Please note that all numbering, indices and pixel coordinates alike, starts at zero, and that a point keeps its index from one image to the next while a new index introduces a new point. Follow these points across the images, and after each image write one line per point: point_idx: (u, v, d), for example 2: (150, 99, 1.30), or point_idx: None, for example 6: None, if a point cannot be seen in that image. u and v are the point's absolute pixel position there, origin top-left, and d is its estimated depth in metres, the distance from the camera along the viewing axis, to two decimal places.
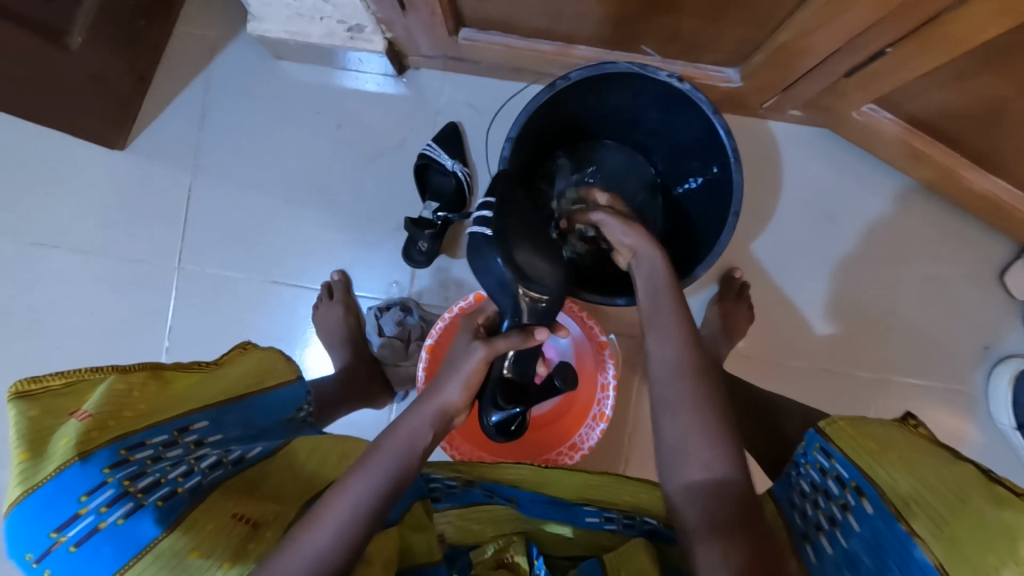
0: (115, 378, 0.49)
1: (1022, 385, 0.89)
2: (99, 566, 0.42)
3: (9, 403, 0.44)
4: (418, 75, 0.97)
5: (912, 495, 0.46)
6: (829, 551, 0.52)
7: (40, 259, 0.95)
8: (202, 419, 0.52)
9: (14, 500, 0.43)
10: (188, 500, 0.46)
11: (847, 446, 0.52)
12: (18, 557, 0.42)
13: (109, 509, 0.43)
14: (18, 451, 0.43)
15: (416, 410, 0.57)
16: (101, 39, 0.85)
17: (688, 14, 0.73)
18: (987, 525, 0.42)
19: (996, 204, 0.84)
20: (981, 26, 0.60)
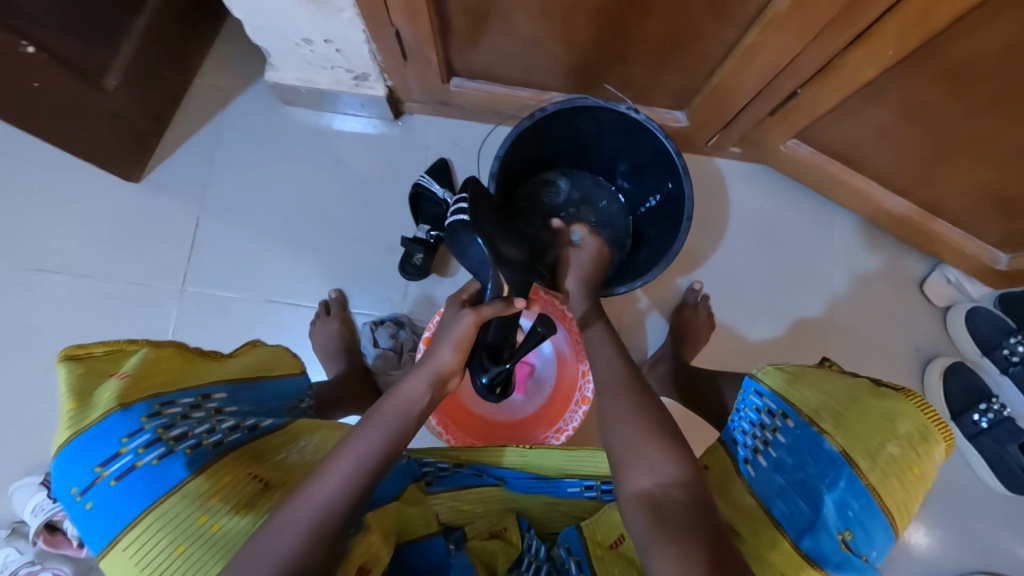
0: (148, 349, 0.58)
1: (949, 378, 1.02)
2: (133, 500, 0.49)
3: (60, 363, 0.54)
4: (412, 119, 1.11)
5: (821, 404, 0.54)
6: (758, 468, 0.55)
7: (46, 282, 1.03)
8: (219, 392, 0.61)
9: (62, 441, 0.51)
10: (211, 451, 0.54)
11: (769, 378, 0.58)
12: (64, 492, 0.50)
13: (145, 451, 0.51)
14: (68, 403, 0.52)
15: (413, 374, 0.67)
16: (133, 84, 0.97)
17: (639, 64, 0.86)
18: (874, 414, 0.52)
19: (904, 221, 1.01)
20: (871, 70, 0.74)
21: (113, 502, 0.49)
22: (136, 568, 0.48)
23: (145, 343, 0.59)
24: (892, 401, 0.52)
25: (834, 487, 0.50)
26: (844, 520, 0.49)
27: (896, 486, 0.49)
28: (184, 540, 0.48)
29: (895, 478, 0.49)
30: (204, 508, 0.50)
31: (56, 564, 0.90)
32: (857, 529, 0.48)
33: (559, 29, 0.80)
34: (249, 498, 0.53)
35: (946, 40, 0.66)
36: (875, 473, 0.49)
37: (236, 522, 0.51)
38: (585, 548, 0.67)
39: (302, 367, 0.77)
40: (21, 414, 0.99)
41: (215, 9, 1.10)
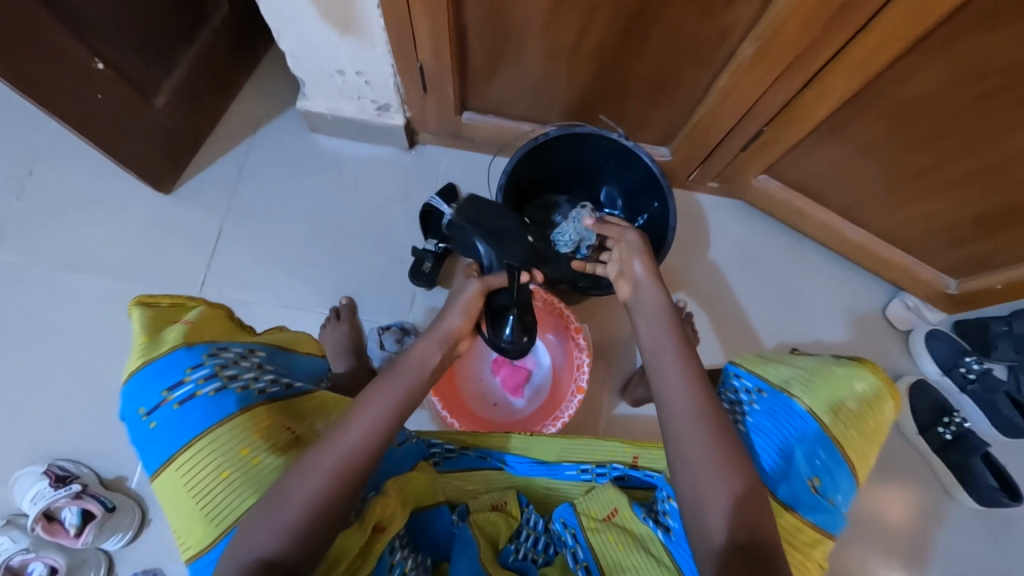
0: (207, 305, 0.68)
1: (916, 395, 1.12)
2: (190, 423, 0.57)
3: (136, 306, 0.64)
4: (425, 148, 1.23)
5: (791, 375, 0.64)
6: (740, 434, 0.62)
7: (71, 282, 1.09)
8: (260, 350, 0.69)
9: (135, 368, 0.59)
10: (256, 395, 0.60)
11: (743, 361, 0.68)
12: (132, 412, 0.58)
13: (205, 382, 0.58)
14: (142, 338, 0.61)
15: (422, 340, 0.68)
16: (177, 104, 1.09)
17: (629, 102, 0.99)
18: (833, 378, 0.63)
19: (864, 249, 1.13)
20: (823, 109, 0.88)
21: (173, 423, 0.57)
22: (185, 485, 0.55)
23: (202, 302, 0.69)
24: (846, 368, 0.64)
25: (807, 441, 0.60)
26: (813, 469, 0.58)
27: (852, 435, 0.60)
28: (228, 467, 0.55)
29: (851, 429, 0.60)
30: (246, 442, 0.56)
31: (48, 555, 0.91)
32: (824, 475, 0.58)
33: (561, 69, 0.94)
34: (285, 443, 0.59)
35: (883, 83, 0.80)
36: (836, 424, 0.60)
37: (272, 459, 0.56)
38: (579, 520, 0.70)
39: (324, 352, 0.84)
40: (33, 405, 1.02)
41: (254, 48, 1.24)
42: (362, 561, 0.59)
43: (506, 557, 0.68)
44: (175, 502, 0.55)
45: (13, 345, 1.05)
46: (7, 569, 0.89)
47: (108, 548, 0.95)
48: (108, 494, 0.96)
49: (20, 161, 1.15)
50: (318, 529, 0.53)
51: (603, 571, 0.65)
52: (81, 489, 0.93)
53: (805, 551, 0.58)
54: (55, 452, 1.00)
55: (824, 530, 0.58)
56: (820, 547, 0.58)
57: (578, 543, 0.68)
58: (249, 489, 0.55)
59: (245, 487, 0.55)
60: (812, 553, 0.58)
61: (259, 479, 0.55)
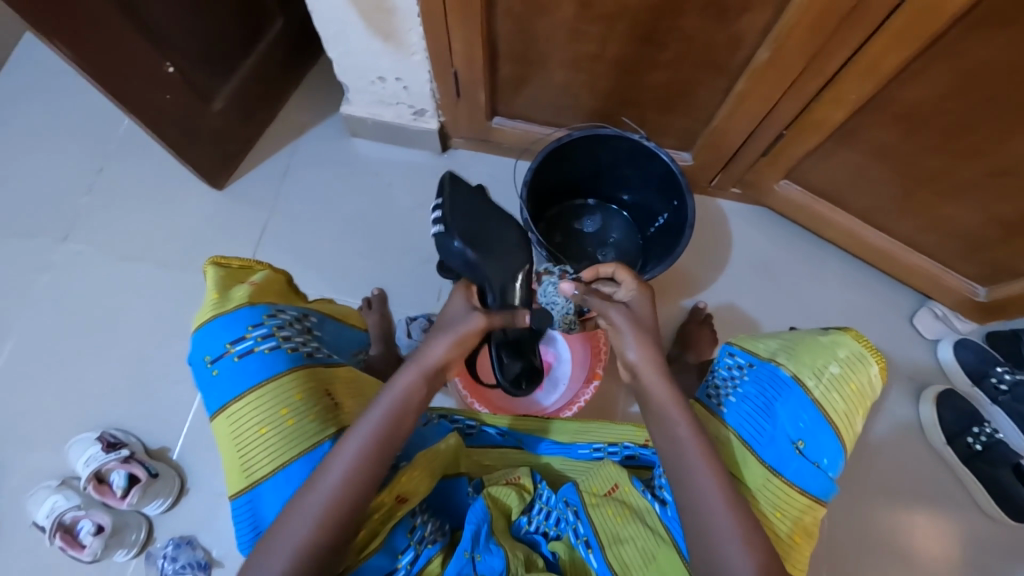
0: (270, 273, 0.76)
1: (942, 405, 1.10)
2: (246, 375, 0.63)
3: (211, 265, 0.71)
4: (457, 152, 1.30)
5: (779, 347, 0.70)
6: (730, 404, 0.68)
7: (131, 268, 1.19)
8: (311, 316, 0.78)
9: (206, 319, 0.66)
10: (305, 357, 0.66)
11: (737, 341, 0.74)
12: (198, 358, 0.65)
13: (264, 340, 0.65)
14: (214, 293, 0.68)
15: (405, 370, 0.65)
16: (232, 109, 1.19)
17: (650, 108, 1.04)
18: (818, 346, 0.67)
19: (888, 256, 1.13)
20: (838, 114, 0.90)
21: (230, 374, 0.63)
22: (232, 432, 0.61)
23: (267, 267, 0.77)
24: (831, 335, 0.68)
25: (790, 403, 0.64)
26: (797, 432, 0.63)
27: (836, 397, 0.63)
28: (268, 424, 0.61)
29: (835, 391, 0.63)
30: (287, 403, 0.62)
31: (97, 513, 0.97)
32: (807, 437, 0.62)
33: (584, 76, 0.99)
34: (323, 409, 0.63)
35: (896, 87, 0.83)
36: (817, 387, 0.63)
37: (307, 423, 0.61)
38: (581, 498, 0.71)
39: (364, 325, 0.93)
40: (92, 378, 1.12)
41: (304, 60, 1.35)
42: (381, 523, 0.64)
43: (518, 528, 0.72)
44: (223, 444, 0.62)
45: (77, 324, 1.16)
46: (61, 523, 0.96)
47: (149, 513, 1.02)
48: (152, 463, 1.03)
49: (94, 160, 1.27)
50: (344, 478, 0.58)
51: (602, 544, 0.66)
52: (129, 454, 1.01)
53: (792, 511, 0.62)
54: (108, 422, 1.09)
55: (809, 491, 0.61)
56: (810, 509, 0.62)
57: (579, 520, 0.69)
58: (284, 447, 0.60)
59: (281, 445, 0.60)
60: (801, 514, 0.62)
61: (294, 439, 0.61)
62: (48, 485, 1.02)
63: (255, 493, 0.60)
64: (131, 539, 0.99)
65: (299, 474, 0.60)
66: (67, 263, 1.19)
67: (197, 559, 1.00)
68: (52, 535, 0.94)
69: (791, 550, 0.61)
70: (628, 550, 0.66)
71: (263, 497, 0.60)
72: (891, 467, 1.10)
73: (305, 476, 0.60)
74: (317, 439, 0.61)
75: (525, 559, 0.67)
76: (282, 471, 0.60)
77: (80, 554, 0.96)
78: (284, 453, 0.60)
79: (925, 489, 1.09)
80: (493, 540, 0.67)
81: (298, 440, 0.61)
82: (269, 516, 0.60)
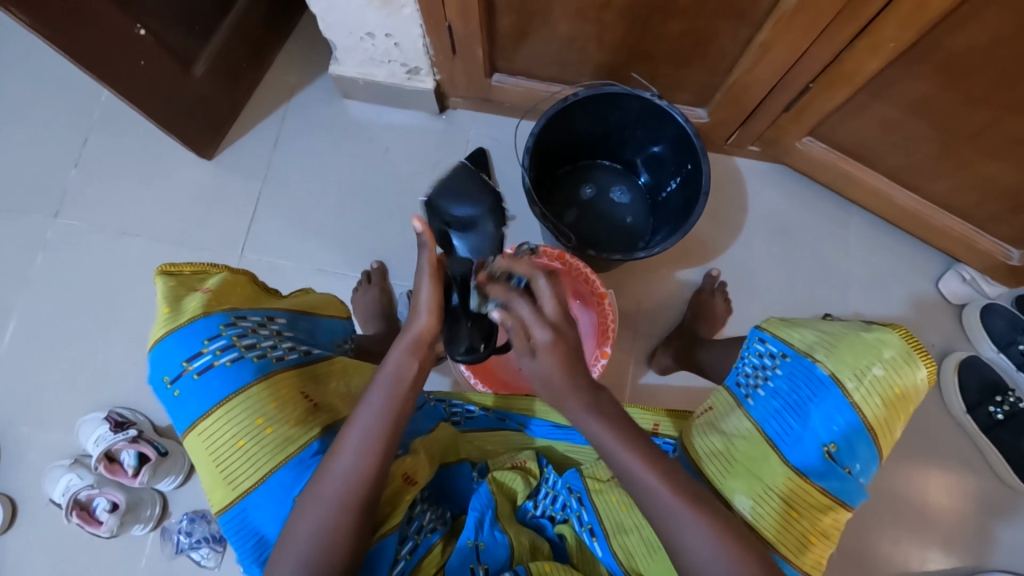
0: (226, 275, 0.74)
1: (965, 372, 1.06)
2: (211, 390, 0.63)
3: (158, 276, 0.70)
4: (455, 114, 1.22)
5: (815, 341, 0.66)
6: (758, 398, 0.66)
7: (123, 244, 1.16)
8: (280, 318, 0.76)
9: (160, 337, 0.66)
10: (273, 363, 0.66)
11: (769, 327, 0.70)
12: (160, 379, 0.65)
13: (223, 353, 0.65)
14: (165, 308, 0.68)
15: (394, 344, 0.65)
16: (215, 71, 1.12)
17: (664, 61, 0.95)
18: (860, 344, 0.63)
19: (917, 216, 1.06)
20: (874, 63, 0.82)
21: (192, 392, 0.64)
22: (207, 448, 0.62)
23: (224, 269, 0.75)
24: (876, 333, 0.64)
25: (826, 404, 0.62)
26: (829, 434, 0.61)
27: (876, 402, 0.61)
28: (244, 436, 0.62)
29: (875, 395, 0.61)
30: (261, 412, 0.62)
31: (111, 491, 0.99)
32: (841, 441, 0.60)
33: (591, 28, 0.90)
34: (301, 413, 0.64)
35: (942, 32, 0.74)
36: (858, 390, 0.61)
37: (286, 429, 0.63)
38: (584, 484, 0.70)
39: (349, 314, 0.90)
40: (95, 358, 1.11)
41: (290, 16, 1.25)
42: (390, 509, 0.62)
43: (524, 513, 0.71)
44: (200, 461, 0.63)
45: (73, 303, 1.13)
46: (76, 501, 0.98)
47: (162, 489, 1.04)
48: (162, 441, 1.04)
49: (77, 130, 1.21)
50: (347, 471, 0.57)
51: (606, 532, 0.65)
52: (137, 434, 1.01)
53: (810, 512, 0.60)
54: (115, 401, 1.09)
55: (837, 496, 0.60)
56: (831, 510, 0.61)
57: (583, 507, 0.68)
58: (265, 455, 0.62)
59: (263, 454, 0.61)
60: (826, 515, 0.61)
61: (274, 446, 0.62)
62: (61, 464, 1.03)
63: (245, 503, 0.61)
64: (147, 514, 1.02)
65: (289, 478, 0.61)
66: (59, 240, 1.16)
67: (212, 533, 1.02)
68: (69, 512, 0.97)
69: (805, 550, 0.60)
70: (632, 540, 0.64)
71: (255, 505, 0.61)
72: (907, 434, 1.08)
73: (294, 479, 0.61)
74: (302, 442, 0.63)
75: (530, 545, 0.66)
76: (270, 479, 0.61)
77: (98, 530, 0.99)
78: (268, 459, 0.61)
79: (941, 457, 1.07)
80: (498, 527, 0.65)
81: (280, 446, 0.62)
82: (265, 523, 0.62)
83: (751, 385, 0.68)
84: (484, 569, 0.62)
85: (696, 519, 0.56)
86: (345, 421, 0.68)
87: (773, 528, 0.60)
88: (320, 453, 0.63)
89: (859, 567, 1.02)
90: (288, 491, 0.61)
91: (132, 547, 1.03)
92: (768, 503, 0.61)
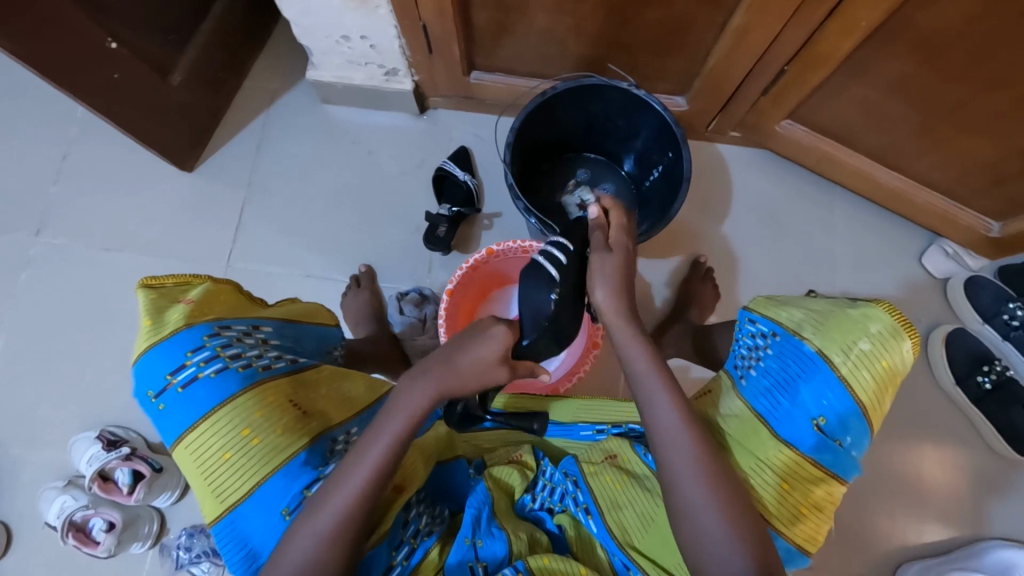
0: (209, 284, 0.73)
1: (952, 345, 1.08)
2: (197, 402, 0.63)
3: (139, 289, 0.70)
4: (437, 113, 1.22)
5: (803, 319, 0.66)
6: (750, 377, 0.66)
7: (107, 260, 1.15)
8: (266, 326, 0.75)
9: (143, 350, 0.65)
10: (260, 372, 0.66)
11: (758, 307, 0.71)
12: (144, 393, 0.65)
13: (207, 364, 0.64)
14: (147, 321, 0.67)
15: (418, 384, 0.62)
16: (191, 80, 1.10)
17: (641, 51, 0.95)
18: (847, 320, 0.64)
19: (898, 193, 1.07)
20: (848, 44, 0.83)
21: (178, 405, 0.63)
22: (195, 461, 0.62)
23: (207, 279, 0.75)
24: (862, 308, 0.64)
25: (815, 379, 0.62)
26: (819, 409, 0.61)
27: (863, 375, 0.61)
28: (231, 447, 0.61)
29: (862, 368, 0.61)
30: (247, 422, 0.62)
31: (106, 510, 0.98)
32: (830, 415, 0.61)
33: (568, 20, 0.90)
34: (290, 421, 0.64)
35: (913, 10, 0.74)
36: (845, 365, 0.61)
37: (274, 438, 0.62)
38: (579, 468, 0.70)
39: (339, 321, 0.89)
40: (84, 376, 1.10)
41: (264, 22, 1.24)
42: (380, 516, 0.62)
43: (522, 507, 0.71)
44: (189, 474, 0.63)
45: (58, 322, 1.12)
46: (72, 522, 0.96)
47: (160, 505, 1.03)
48: (156, 457, 1.03)
49: (54, 147, 1.20)
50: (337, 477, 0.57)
51: (601, 510, 0.66)
52: (130, 451, 1.00)
53: (802, 485, 0.61)
54: (106, 419, 1.08)
55: (829, 469, 0.61)
56: (823, 483, 0.61)
57: (579, 489, 0.68)
58: (253, 466, 0.61)
59: (250, 464, 0.61)
60: (818, 488, 0.61)
61: (262, 456, 0.61)
62: (55, 485, 1.02)
63: (234, 515, 0.61)
64: (144, 532, 1.01)
65: (278, 489, 0.61)
66: (41, 258, 1.14)
67: (212, 546, 1.01)
68: (65, 535, 0.95)
69: (798, 523, 0.61)
70: (627, 516, 0.65)
71: (244, 517, 0.61)
72: (899, 409, 1.09)
73: (283, 488, 0.61)
74: (290, 451, 0.62)
75: (529, 539, 0.66)
76: (259, 490, 0.61)
77: (95, 550, 0.97)
78: (256, 470, 0.61)
79: (933, 430, 1.09)
80: (495, 522, 0.65)
81: (268, 457, 0.61)
82: (254, 535, 0.61)
83: (743, 366, 0.68)
84: (483, 566, 0.62)
85: (692, 505, 0.57)
86: (335, 428, 0.68)
87: (768, 502, 0.61)
88: (308, 464, 0.63)
89: (858, 543, 1.04)
90: (277, 501, 0.61)
91: (132, 565, 1.02)
92: (760, 478, 0.61)
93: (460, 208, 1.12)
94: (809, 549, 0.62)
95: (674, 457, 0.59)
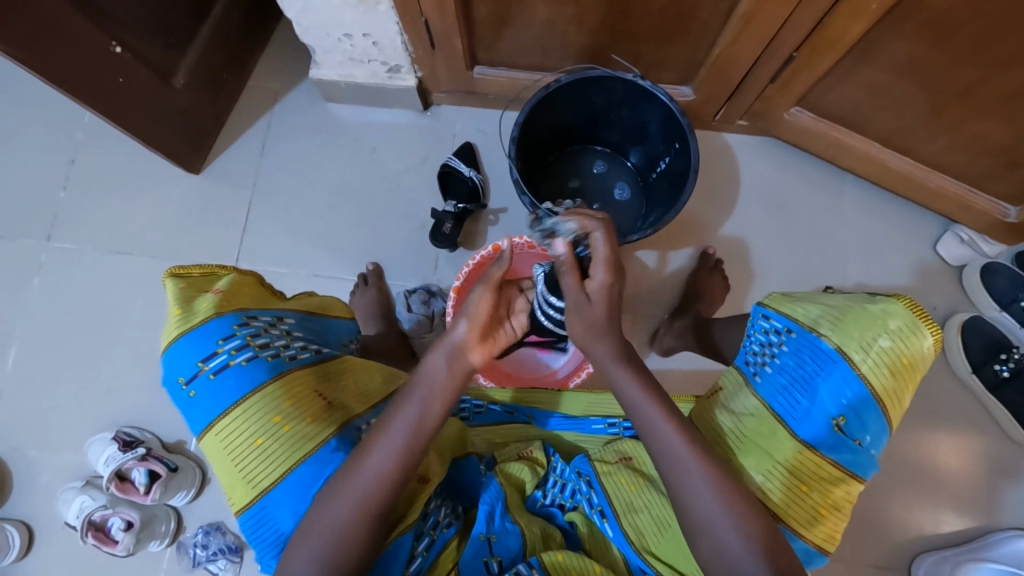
0: (235, 275, 0.74)
1: (968, 333, 1.06)
2: (227, 390, 0.63)
3: (167, 278, 0.70)
4: (440, 109, 1.21)
5: (820, 316, 0.65)
6: (765, 374, 0.65)
7: (117, 264, 1.16)
8: (289, 318, 0.76)
9: (173, 338, 0.66)
10: (287, 362, 0.66)
11: (772, 303, 0.70)
12: (175, 380, 0.65)
13: (238, 352, 0.65)
14: (177, 310, 0.68)
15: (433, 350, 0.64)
16: (193, 82, 1.11)
17: (645, 40, 0.94)
18: (866, 316, 0.63)
19: (910, 178, 1.05)
20: (857, 27, 0.81)
21: (209, 391, 0.63)
22: (226, 447, 0.62)
23: (232, 270, 0.75)
24: (881, 304, 0.63)
25: (835, 377, 0.61)
26: (838, 407, 0.61)
27: (884, 373, 0.60)
28: (263, 433, 0.62)
29: (883, 366, 0.60)
30: (277, 410, 0.62)
31: (125, 510, 1.00)
32: (851, 415, 0.60)
33: (570, 11, 0.89)
34: (317, 410, 0.64)
35: None
36: (865, 363, 0.60)
37: (303, 427, 0.63)
38: (593, 467, 0.70)
39: (355, 314, 0.90)
40: (98, 379, 1.11)
41: (266, 21, 1.24)
42: (408, 507, 0.62)
43: (533, 503, 0.72)
44: (219, 461, 0.63)
45: (71, 326, 1.13)
46: (91, 522, 0.98)
47: (176, 504, 1.05)
48: (171, 457, 1.05)
49: (61, 153, 1.21)
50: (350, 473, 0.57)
51: (616, 512, 0.65)
52: (146, 451, 1.02)
53: (821, 485, 0.60)
54: (121, 420, 1.09)
55: (849, 469, 0.60)
56: (843, 483, 0.60)
57: (593, 490, 0.68)
58: (284, 452, 0.61)
59: (281, 451, 0.61)
60: (838, 488, 0.60)
61: (292, 443, 0.62)
62: (73, 486, 1.04)
63: (264, 501, 0.61)
64: (162, 530, 1.02)
65: (308, 475, 0.61)
66: (52, 263, 1.16)
67: (228, 543, 1.02)
68: (84, 534, 0.97)
69: (817, 523, 0.60)
70: (642, 518, 0.64)
71: (274, 503, 0.61)
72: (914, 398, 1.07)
73: (313, 475, 0.61)
74: (319, 439, 0.63)
75: (542, 534, 0.66)
76: (289, 476, 0.61)
77: (114, 548, 0.99)
78: (286, 457, 0.61)
79: (949, 418, 1.07)
80: (508, 517, 0.65)
81: (298, 444, 0.62)
82: (284, 521, 0.61)
83: (757, 363, 0.67)
84: (498, 562, 0.62)
85: (702, 498, 0.57)
86: (359, 418, 0.68)
87: (787, 502, 0.60)
88: (338, 449, 0.63)
89: (873, 533, 1.03)
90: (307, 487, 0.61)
91: (151, 563, 1.03)
92: (778, 478, 0.61)
93: (465, 205, 1.11)
94: (827, 549, 0.61)
95: (684, 450, 0.58)
